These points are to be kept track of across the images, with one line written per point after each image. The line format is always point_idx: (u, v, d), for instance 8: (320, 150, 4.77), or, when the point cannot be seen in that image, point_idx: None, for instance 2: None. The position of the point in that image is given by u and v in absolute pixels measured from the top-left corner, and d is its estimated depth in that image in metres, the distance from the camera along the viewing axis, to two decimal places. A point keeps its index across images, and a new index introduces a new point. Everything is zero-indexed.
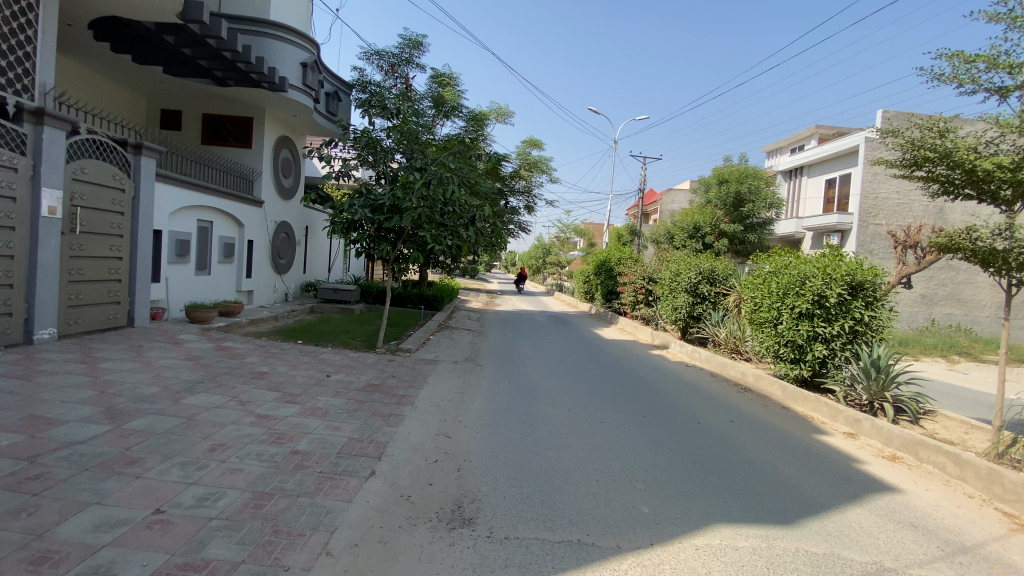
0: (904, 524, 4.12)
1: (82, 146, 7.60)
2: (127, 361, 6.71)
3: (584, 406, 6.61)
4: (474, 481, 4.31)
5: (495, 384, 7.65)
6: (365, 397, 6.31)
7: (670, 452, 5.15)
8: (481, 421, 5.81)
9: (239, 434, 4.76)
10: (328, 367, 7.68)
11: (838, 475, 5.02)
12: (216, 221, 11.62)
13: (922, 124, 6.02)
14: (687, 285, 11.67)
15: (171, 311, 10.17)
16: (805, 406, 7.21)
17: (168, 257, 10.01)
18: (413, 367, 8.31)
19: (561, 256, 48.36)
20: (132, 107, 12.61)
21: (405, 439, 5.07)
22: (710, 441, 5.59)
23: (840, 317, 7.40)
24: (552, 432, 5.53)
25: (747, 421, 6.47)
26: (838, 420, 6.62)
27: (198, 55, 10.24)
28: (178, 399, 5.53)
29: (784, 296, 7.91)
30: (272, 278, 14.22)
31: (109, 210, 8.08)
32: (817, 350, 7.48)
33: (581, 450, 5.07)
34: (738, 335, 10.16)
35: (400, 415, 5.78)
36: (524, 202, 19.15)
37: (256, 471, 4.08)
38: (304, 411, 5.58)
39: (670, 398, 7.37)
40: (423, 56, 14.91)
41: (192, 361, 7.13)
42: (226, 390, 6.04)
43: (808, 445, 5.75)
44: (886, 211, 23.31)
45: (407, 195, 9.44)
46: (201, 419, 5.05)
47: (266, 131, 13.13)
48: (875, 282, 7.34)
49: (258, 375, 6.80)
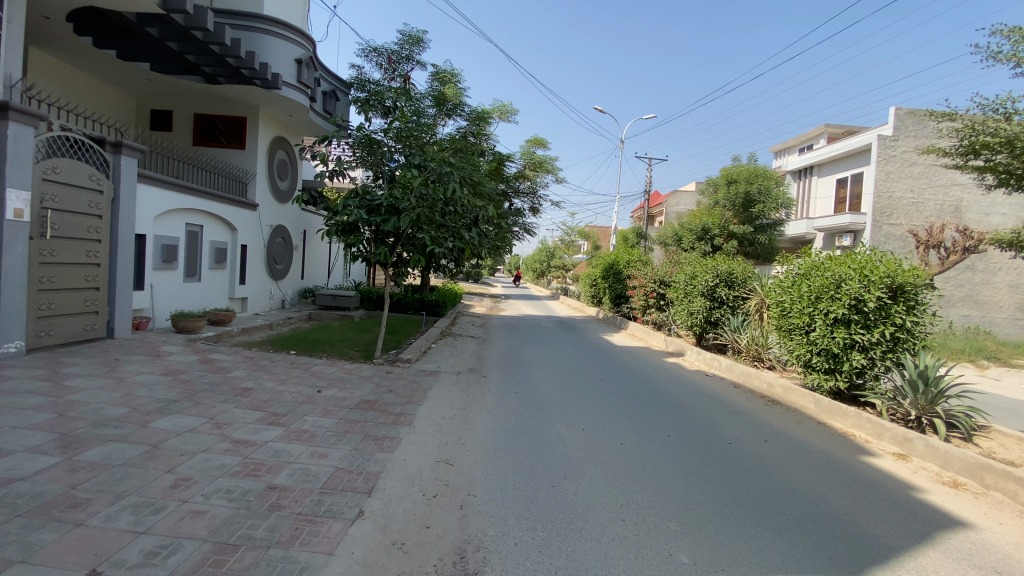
0: (990, 571, 3.45)
1: (53, 143, 7.07)
2: (100, 377, 6.13)
3: (603, 425, 5.97)
4: (479, 522, 3.69)
5: (503, 398, 7.02)
6: (358, 417, 5.68)
7: (702, 480, 4.54)
8: (487, 444, 5.19)
9: (208, 466, 4.15)
10: (319, 382, 7.04)
11: (897, 507, 4.36)
12: (207, 224, 11.06)
13: (984, 107, 5.54)
14: (704, 289, 11.00)
15: (157, 321, 9.59)
16: (844, 421, 6.54)
17: (153, 263, 9.45)
18: (412, 380, 7.68)
19: (565, 259, 47.69)
20: (120, 107, 12.11)
21: (400, 468, 4.45)
22: (746, 467, 4.95)
23: (880, 323, 6.71)
24: (568, 457, 4.91)
25: (784, 441, 5.81)
26: (884, 439, 5.95)
27: (185, 49, 9.80)
28: (145, 423, 4.92)
29: (817, 300, 7.26)
30: (267, 284, 13.65)
31: (84, 213, 7.52)
32: (855, 360, 6.80)
33: (604, 479, 4.44)
34: (761, 342, 9.48)
35: (396, 438, 5.15)
36: (529, 203, 18.52)
37: (222, 514, 3.46)
38: (288, 435, 4.97)
39: (694, 413, 6.72)
40: (423, 53, 14.36)
41: (171, 376, 6.52)
42: (203, 410, 5.42)
43: (858, 471, 5.08)
44: (902, 211, 22.57)
45: (405, 195, 8.85)
46: (169, 447, 4.45)
47: (259, 132, 12.58)
48: (918, 284, 6.65)
49: (242, 392, 6.19)
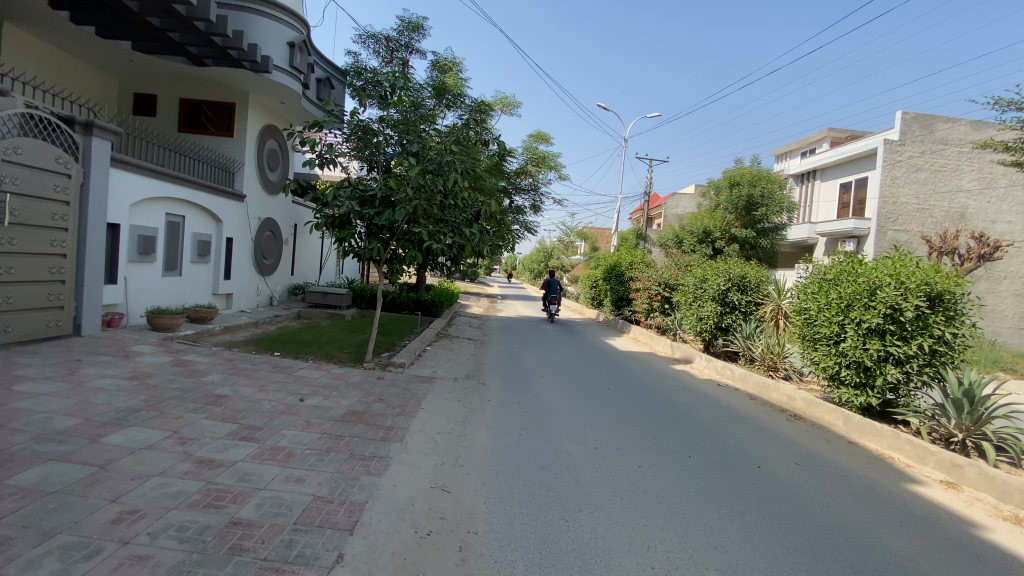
0: None
1: (11, 119, 6.38)
2: (55, 381, 5.46)
3: (617, 443, 5.38)
4: (482, 569, 3.08)
5: (505, 410, 6.43)
6: (343, 431, 5.05)
7: (735, 513, 3.99)
8: (489, 466, 4.59)
9: (162, 494, 3.52)
10: (302, 389, 6.40)
11: (962, 550, 3.79)
12: (190, 215, 10.38)
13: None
14: (715, 293, 10.38)
15: (131, 317, 8.92)
16: (879, 442, 5.98)
17: (129, 255, 8.78)
18: (405, 387, 7.07)
19: (562, 261, 47.24)
20: (100, 89, 11.43)
21: (389, 497, 3.84)
22: (783, 496, 4.39)
23: (917, 335, 6.16)
24: (580, 483, 4.32)
25: (817, 464, 5.25)
26: (928, 464, 5.40)
27: (169, 27, 9.04)
28: (96, 437, 4.28)
29: (847, 308, 6.70)
30: (254, 279, 12.98)
31: (49, 198, 6.86)
32: (890, 374, 6.24)
33: (625, 513, 3.87)
34: (778, 350, 8.93)
35: (385, 458, 4.53)
36: (530, 201, 17.81)
37: (169, 561, 2.83)
38: (262, 453, 4.34)
39: (713, 429, 6.16)
40: (424, 40, 13.75)
41: (136, 381, 5.85)
42: (168, 422, 4.78)
43: (906, 503, 4.53)
44: (907, 217, 22.16)
45: (400, 185, 8.23)
46: (119, 468, 3.82)
47: (247, 118, 11.92)
48: (958, 293, 6.10)
49: (214, 400, 5.54)
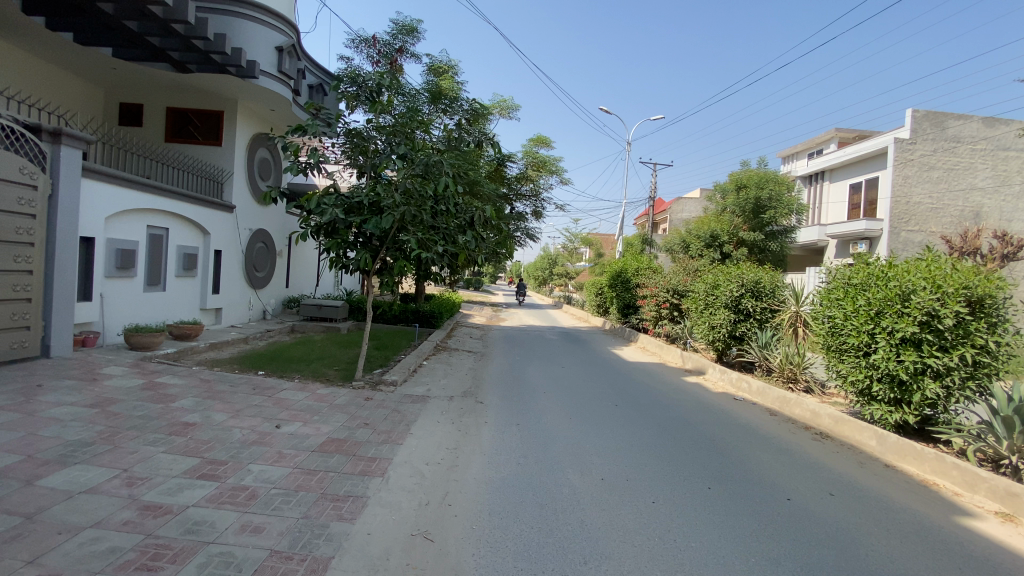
0: None
1: None
2: (4, 411, 4.94)
3: (627, 474, 4.80)
4: None
5: (502, 434, 5.86)
6: (318, 465, 4.50)
7: (768, 563, 3.38)
8: (482, 506, 4.03)
9: (90, 553, 2.98)
10: (281, 413, 5.87)
11: None
12: (174, 227, 9.94)
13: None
14: (728, 300, 9.76)
15: (108, 335, 8.46)
16: (920, 466, 5.36)
17: (106, 271, 8.33)
18: (394, 408, 6.53)
19: (567, 268, 46.67)
20: (84, 100, 11.08)
21: (360, 550, 3.28)
22: (820, 537, 3.79)
23: (959, 344, 5.55)
24: (586, 526, 3.75)
25: (854, 495, 4.64)
26: (979, 492, 4.77)
27: (147, 31, 8.65)
28: (31, 480, 3.74)
29: (878, 316, 6.09)
30: (246, 293, 12.52)
31: (13, 211, 6.42)
32: (928, 389, 5.62)
33: (638, 566, 3.27)
34: (798, 360, 8.29)
35: (362, 498, 3.98)
36: (531, 207, 17.31)
37: None
38: (221, 495, 3.80)
39: (732, 453, 5.56)
40: (418, 44, 13.36)
41: (97, 408, 5.34)
42: (121, 458, 4.26)
43: (962, 542, 3.91)
44: (920, 217, 21.38)
45: (389, 191, 7.72)
46: (47, 519, 3.27)
47: (236, 127, 11.52)
48: (1001, 297, 5.51)
49: (180, 430, 5.02)
